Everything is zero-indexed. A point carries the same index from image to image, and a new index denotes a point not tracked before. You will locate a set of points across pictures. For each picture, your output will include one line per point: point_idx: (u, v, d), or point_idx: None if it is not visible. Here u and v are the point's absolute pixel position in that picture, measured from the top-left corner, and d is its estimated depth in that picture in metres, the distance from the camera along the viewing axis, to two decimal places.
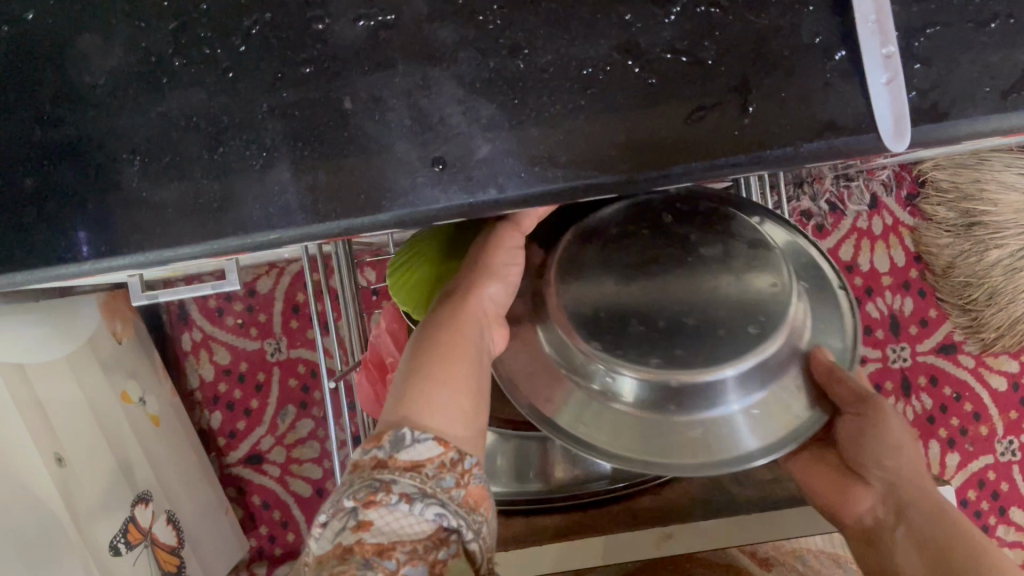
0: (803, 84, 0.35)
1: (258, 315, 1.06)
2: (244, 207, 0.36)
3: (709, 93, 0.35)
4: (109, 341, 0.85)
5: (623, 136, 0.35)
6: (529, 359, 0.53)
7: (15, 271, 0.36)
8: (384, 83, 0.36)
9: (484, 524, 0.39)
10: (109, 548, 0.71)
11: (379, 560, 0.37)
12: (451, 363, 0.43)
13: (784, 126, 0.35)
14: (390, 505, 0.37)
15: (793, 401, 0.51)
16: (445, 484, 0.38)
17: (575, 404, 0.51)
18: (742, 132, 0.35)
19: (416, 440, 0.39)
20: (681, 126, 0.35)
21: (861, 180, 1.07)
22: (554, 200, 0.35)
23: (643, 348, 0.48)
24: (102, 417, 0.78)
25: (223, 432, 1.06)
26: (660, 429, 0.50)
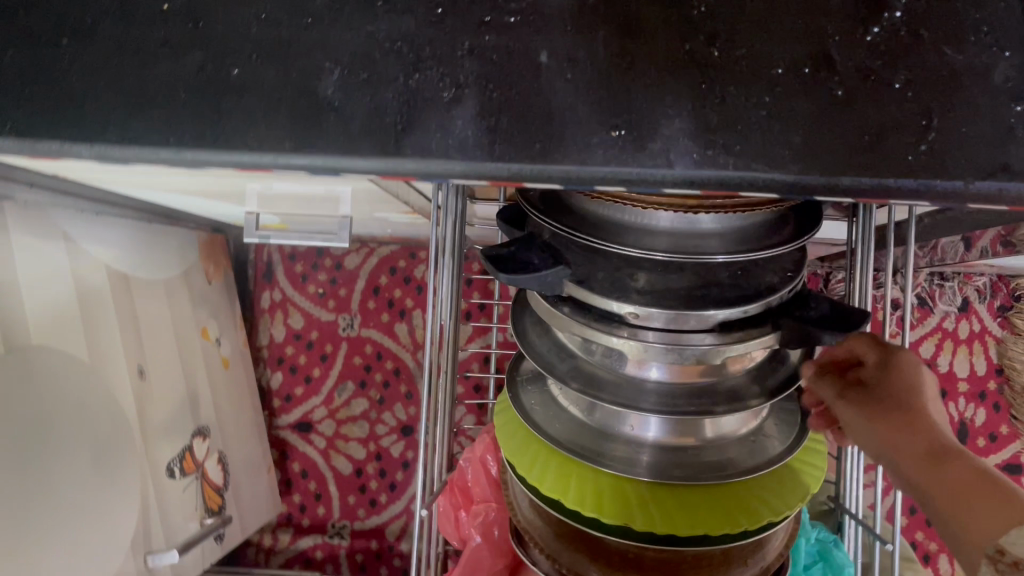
0: (988, 123, 0.36)
1: (340, 288, 1.08)
2: (426, 133, 0.37)
3: (895, 116, 0.36)
4: (201, 279, 0.87)
5: (801, 139, 0.36)
6: (530, 404, 0.61)
7: (202, 149, 0.37)
8: (582, 45, 0.38)
9: None
10: (166, 470, 0.72)
11: None
12: None
13: (956, 157, 0.35)
14: None
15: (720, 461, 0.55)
16: None
17: (543, 421, 0.59)
18: (919, 157, 0.36)
19: None
20: (864, 139, 0.36)
21: (955, 280, 0.99)
22: (721, 187, 0.36)
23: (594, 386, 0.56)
24: (183, 346, 0.80)
25: (280, 393, 1.08)
26: (595, 439, 0.57)
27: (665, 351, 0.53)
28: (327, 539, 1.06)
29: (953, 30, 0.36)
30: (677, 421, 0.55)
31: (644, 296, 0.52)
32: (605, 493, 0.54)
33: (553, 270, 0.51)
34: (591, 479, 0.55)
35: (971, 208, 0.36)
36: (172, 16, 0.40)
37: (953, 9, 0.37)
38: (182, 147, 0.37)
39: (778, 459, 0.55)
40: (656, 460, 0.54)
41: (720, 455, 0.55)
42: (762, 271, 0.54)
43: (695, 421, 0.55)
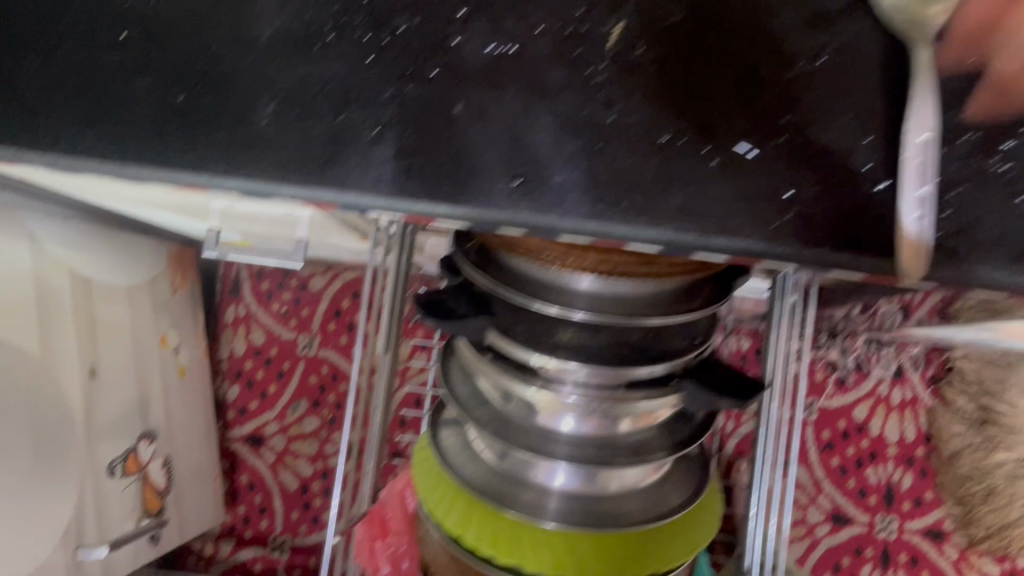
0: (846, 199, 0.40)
1: (302, 309, 1.11)
2: (346, 168, 0.41)
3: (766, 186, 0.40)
4: (166, 288, 0.91)
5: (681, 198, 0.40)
6: (445, 442, 0.64)
7: (144, 166, 0.41)
8: (494, 100, 0.42)
9: None
10: (106, 469, 0.75)
11: None
12: None
13: (818, 224, 0.39)
14: None
15: (620, 513, 0.58)
16: None
17: (456, 460, 0.62)
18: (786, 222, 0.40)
19: None
20: (736, 205, 0.40)
21: (891, 346, 1.04)
22: (606, 237, 0.40)
23: (507, 431, 0.59)
24: (139, 351, 0.83)
25: (235, 406, 1.09)
26: (505, 481, 0.59)
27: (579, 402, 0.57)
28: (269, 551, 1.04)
29: (826, 113, 0.41)
30: (585, 472, 0.58)
31: (567, 350, 0.57)
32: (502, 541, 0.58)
33: (476, 318, 0.57)
34: (493, 523, 0.59)
35: (828, 273, 0.40)
36: (129, 44, 0.44)
37: (826, 94, 0.41)
38: (126, 163, 0.41)
39: (670, 513, 0.59)
40: (562, 508, 0.57)
41: (622, 507, 0.59)
42: (675, 336, 0.59)
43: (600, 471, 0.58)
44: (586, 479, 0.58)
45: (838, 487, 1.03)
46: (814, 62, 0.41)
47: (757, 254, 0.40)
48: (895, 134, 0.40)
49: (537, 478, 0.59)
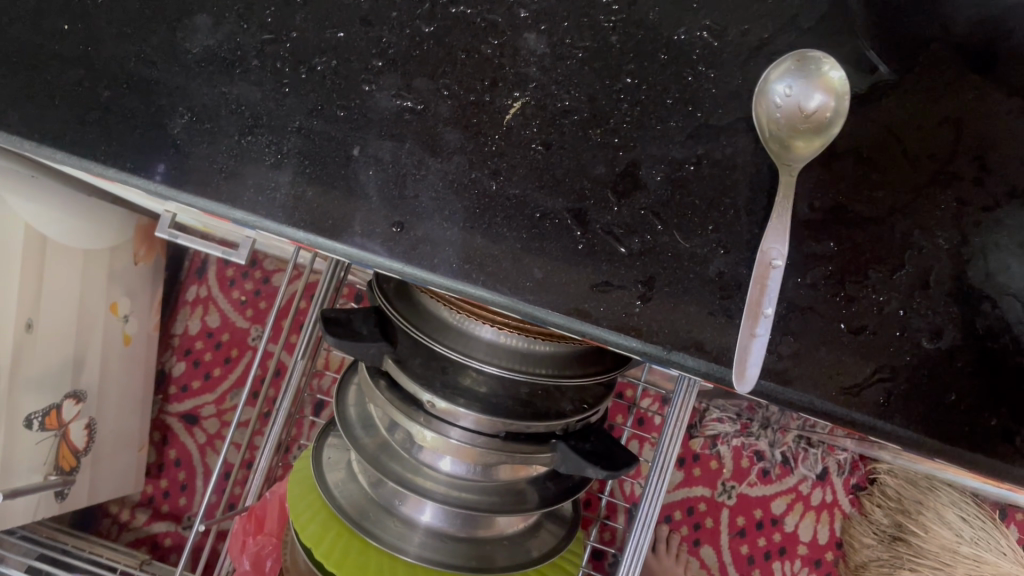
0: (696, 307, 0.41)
1: (260, 301, 1.07)
2: (242, 185, 0.43)
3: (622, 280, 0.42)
4: (128, 258, 0.93)
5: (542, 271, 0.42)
6: (332, 458, 0.66)
7: (59, 149, 0.44)
8: (390, 148, 0.44)
9: None
10: (24, 420, 0.77)
11: None
12: None
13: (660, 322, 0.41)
14: None
15: (476, 557, 0.60)
16: None
17: (336, 479, 0.64)
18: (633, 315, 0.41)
19: None
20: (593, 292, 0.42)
21: (820, 448, 1.05)
22: (467, 296, 0.42)
23: (385, 460, 0.61)
24: (85, 312, 0.86)
25: (178, 382, 1.06)
26: (375, 508, 0.61)
27: (456, 446, 0.59)
28: (179, 529, 1.02)
29: (692, 220, 0.43)
30: (450, 514, 0.60)
31: (458, 394, 0.58)
32: (349, 557, 0.60)
33: (376, 342, 0.58)
34: (347, 542, 0.61)
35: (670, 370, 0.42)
36: (70, 36, 0.47)
37: (694, 205, 0.43)
38: (44, 143, 0.44)
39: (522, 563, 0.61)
40: (421, 541, 0.59)
41: (480, 552, 0.60)
42: (564, 398, 0.61)
43: (466, 516, 0.60)
44: (452, 521, 0.60)
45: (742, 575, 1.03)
46: (694, 166, 0.44)
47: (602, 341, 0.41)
48: (752, 254, 0.42)
49: (405, 510, 0.60)
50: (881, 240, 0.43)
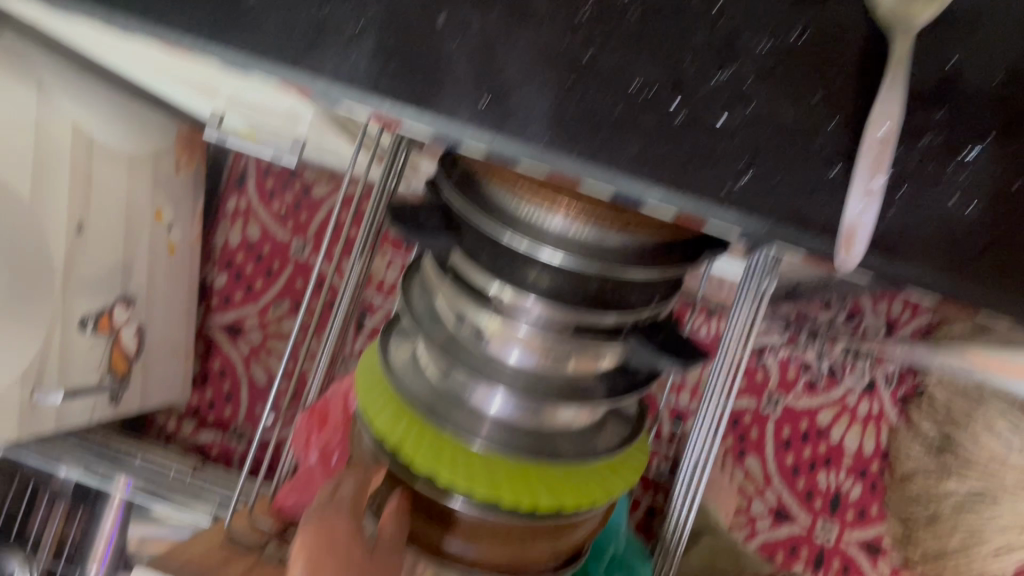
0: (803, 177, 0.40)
1: (301, 213, 1.05)
2: (323, 56, 0.42)
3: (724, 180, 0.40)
4: (171, 165, 0.92)
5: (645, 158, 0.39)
6: (394, 352, 0.64)
7: (133, 18, 0.43)
8: (477, 17, 0.42)
9: None
10: (78, 323, 0.77)
11: None
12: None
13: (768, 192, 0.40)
14: None
15: (547, 448, 0.59)
16: None
17: (401, 370, 0.62)
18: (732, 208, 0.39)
19: None
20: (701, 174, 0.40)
21: (867, 360, 1.05)
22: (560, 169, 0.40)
23: (455, 348, 0.59)
24: (132, 218, 0.85)
25: (220, 294, 1.06)
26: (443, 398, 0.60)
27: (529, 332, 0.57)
28: (226, 439, 1.04)
29: (795, 91, 0.41)
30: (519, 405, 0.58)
31: (530, 287, 0.56)
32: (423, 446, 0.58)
33: (443, 235, 0.57)
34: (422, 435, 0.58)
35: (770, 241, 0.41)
36: None
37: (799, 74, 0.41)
38: (121, 16, 0.43)
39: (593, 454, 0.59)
40: (494, 432, 0.58)
41: (550, 443, 0.59)
42: (632, 293, 0.59)
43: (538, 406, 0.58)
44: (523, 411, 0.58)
45: (788, 485, 1.08)
46: (797, 39, 0.42)
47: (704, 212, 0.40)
48: (859, 125, 0.41)
49: (474, 402, 0.59)
50: (993, 110, 0.42)
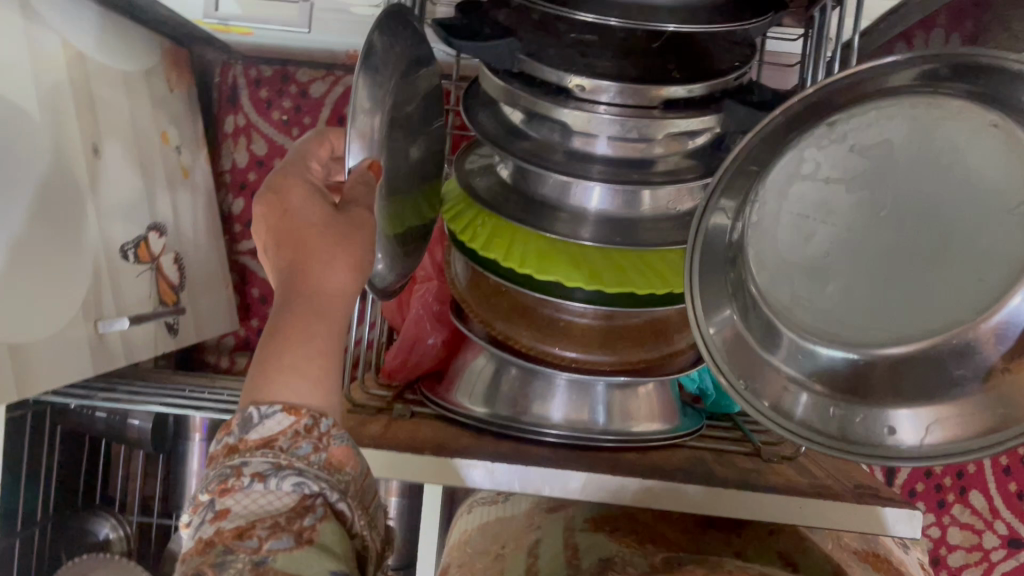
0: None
1: (304, 116, 1.00)
2: None
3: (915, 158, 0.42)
4: (162, 83, 0.86)
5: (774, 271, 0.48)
6: (475, 175, 0.59)
7: None
8: None
9: (352, 481, 0.41)
10: (119, 252, 0.73)
11: (238, 543, 0.35)
12: (307, 304, 0.41)
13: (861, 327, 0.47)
14: (243, 488, 0.37)
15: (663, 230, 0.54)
16: (300, 452, 0.38)
17: (490, 191, 0.57)
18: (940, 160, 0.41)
19: (266, 416, 0.39)
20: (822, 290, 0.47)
21: None
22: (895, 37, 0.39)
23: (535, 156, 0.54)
24: (140, 139, 0.79)
25: (241, 220, 1.01)
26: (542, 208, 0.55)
27: (612, 122, 0.52)
28: None
29: None
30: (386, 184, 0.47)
31: (598, 72, 0.52)
32: (539, 256, 0.52)
33: (507, 40, 0.52)
34: (521, 240, 0.53)
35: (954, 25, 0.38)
36: None
37: None
38: None
39: None
40: (600, 227, 0.53)
41: (656, 230, 0.54)
42: (712, 63, 0.55)
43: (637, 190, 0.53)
44: (625, 203, 0.53)
45: None
46: None
47: (869, 88, 0.40)
48: None
49: (573, 203, 0.54)
50: None
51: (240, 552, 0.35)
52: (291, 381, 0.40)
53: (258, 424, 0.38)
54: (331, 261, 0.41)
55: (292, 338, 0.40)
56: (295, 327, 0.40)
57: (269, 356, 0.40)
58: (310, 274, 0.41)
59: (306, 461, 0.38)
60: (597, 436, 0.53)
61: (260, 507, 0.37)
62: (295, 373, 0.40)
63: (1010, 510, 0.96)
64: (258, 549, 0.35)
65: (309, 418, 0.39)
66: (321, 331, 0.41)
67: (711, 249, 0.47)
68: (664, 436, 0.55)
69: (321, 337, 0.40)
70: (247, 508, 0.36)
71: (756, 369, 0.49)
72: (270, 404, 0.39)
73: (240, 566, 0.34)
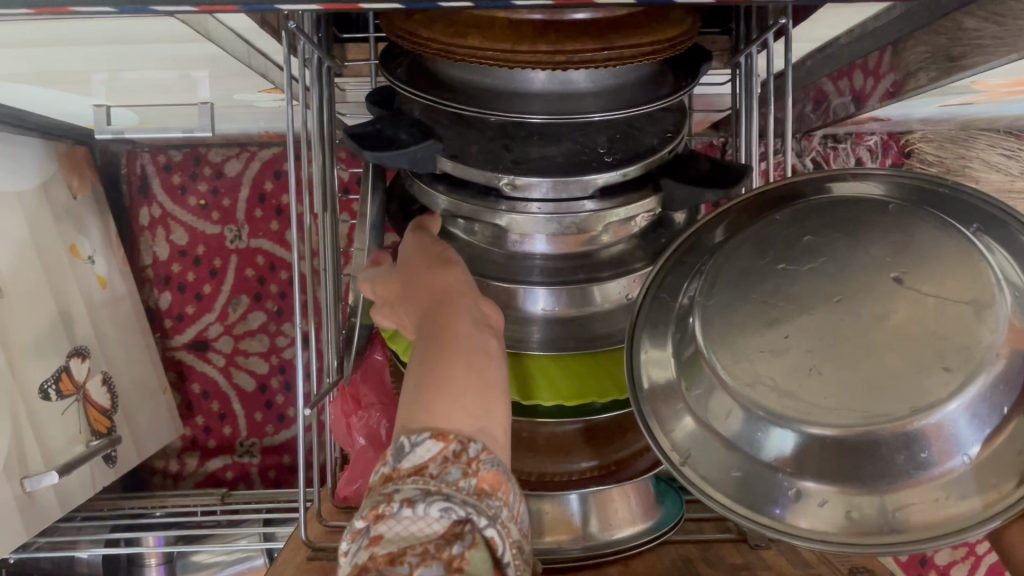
0: (952, 271, 0.37)
1: (223, 198, 0.95)
2: None
3: (874, 236, 0.39)
4: (64, 193, 0.80)
5: (720, 327, 0.41)
6: None
7: None
8: None
9: (504, 509, 0.35)
10: (39, 391, 0.67)
11: (390, 569, 0.32)
12: (454, 321, 0.39)
13: (830, 407, 0.37)
14: (395, 515, 0.33)
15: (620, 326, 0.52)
16: (451, 478, 0.34)
17: None
18: (898, 251, 0.38)
19: (415, 444, 0.34)
20: (781, 367, 0.38)
21: (849, 143, 0.94)
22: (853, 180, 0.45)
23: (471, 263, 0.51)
24: (47, 260, 0.74)
25: (171, 314, 0.96)
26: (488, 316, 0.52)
27: (549, 222, 0.50)
28: (237, 458, 0.96)
29: None
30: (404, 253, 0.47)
31: (523, 166, 0.49)
32: None
33: (423, 144, 0.48)
34: None
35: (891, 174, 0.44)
36: None
37: None
38: None
39: None
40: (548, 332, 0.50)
41: (610, 322, 0.52)
42: (644, 136, 0.52)
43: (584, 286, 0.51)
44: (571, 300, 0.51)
45: None
46: None
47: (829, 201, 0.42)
48: None
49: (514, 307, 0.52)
50: None
51: None
52: (463, 402, 0.36)
53: (409, 451, 0.34)
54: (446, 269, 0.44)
55: (452, 363, 0.37)
56: (440, 353, 0.38)
57: (423, 379, 0.37)
58: (446, 294, 0.41)
59: (455, 486, 0.34)
60: (581, 549, 0.50)
61: (415, 533, 0.33)
62: (451, 395, 0.36)
63: None
64: None
65: (456, 443, 0.35)
66: (485, 368, 0.38)
67: (656, 310, 0.46)
68: (648, 537, 0.52)
69: (470, 368, 0.37)
70: (400, 533, 0.33)
71: (701, 443, 0.42)
72: (416, 433, 0.35)
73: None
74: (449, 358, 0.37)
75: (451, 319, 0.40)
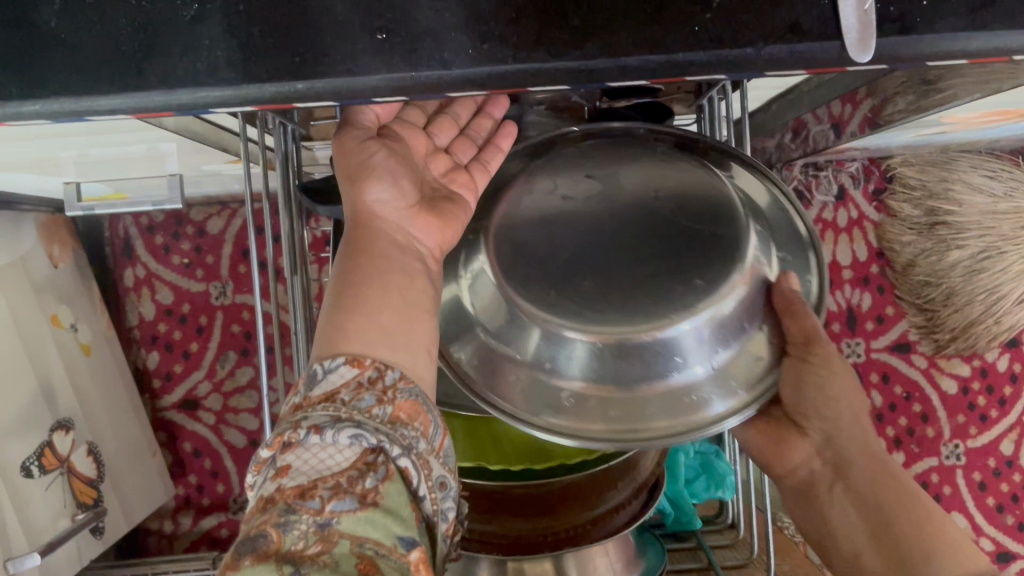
0: (699, 221, 0.49)
1: (207, 255, 0.95)
2: (168, 58, 0.31)
3: (642, 186, 0.50)
4: (43, 263, 0.80)
5: (524, 267, 0.48)
6: None
7: None
8: None
9: (421, 440, 0.35)
10: (19, 469, 0.67)
11: (301, 502, 0.31)
12: (375, 243, 0.40)
13: (602, 320, 0.46)
14: (302, 442, 0.33)
15: None
16: (364, 404, 0.33)
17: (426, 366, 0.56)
18: (670, 200, 0.49)
19: (328, 370, 0.34)
20: (569, 298, 0.47)
21: (829, 169, 0.96)
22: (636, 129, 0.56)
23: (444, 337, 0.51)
24: (26, 334, 0.73)
25: (159, 373, 0.96)
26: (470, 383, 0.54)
27: None
28: (231, 516, 0.95)
29: None
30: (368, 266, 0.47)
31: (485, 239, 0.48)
32: None
33: None
34: None
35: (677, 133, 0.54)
36: None
37: None
38: None
39: None
40: None
41: None
42: None
43: None
44: None
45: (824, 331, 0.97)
46: None
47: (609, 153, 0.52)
48: None
49: None
50: None
51: (304, 513, 0.30)
52: (381, 319, 0.37)
53: (322, 378, 0.34)
54: (372, 184, 0.41)
55: (371, 284, 0.38)
56: (358, 271, 0.38)
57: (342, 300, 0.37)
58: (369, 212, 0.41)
59: (368, 414, 0.33)
60: None
61: (324, 465, 0.32)
62: (373, 320, 0.36)
63: (993, 526, 0.98)
64: (321, 511, 0.31)
65: (372, 369, 0.35)
66: (407, 287, 0.39)
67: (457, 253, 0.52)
68: None
69: (393, 291, 0.38)
70: (309, 461, 0.32)
71: (494, 367, 0.50)
72: (332, 358, 0.35)
73: (301, 531, 0.30)
74: (371, 279, 0.38)
75: (373, 236, 0.40)
